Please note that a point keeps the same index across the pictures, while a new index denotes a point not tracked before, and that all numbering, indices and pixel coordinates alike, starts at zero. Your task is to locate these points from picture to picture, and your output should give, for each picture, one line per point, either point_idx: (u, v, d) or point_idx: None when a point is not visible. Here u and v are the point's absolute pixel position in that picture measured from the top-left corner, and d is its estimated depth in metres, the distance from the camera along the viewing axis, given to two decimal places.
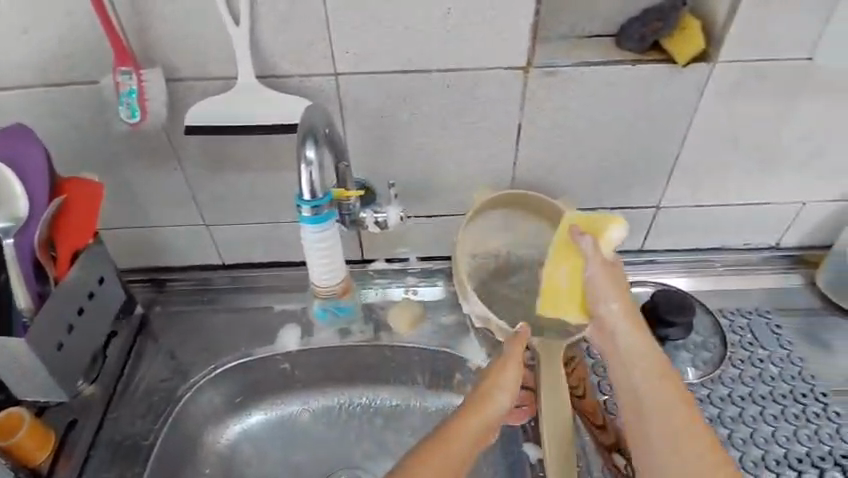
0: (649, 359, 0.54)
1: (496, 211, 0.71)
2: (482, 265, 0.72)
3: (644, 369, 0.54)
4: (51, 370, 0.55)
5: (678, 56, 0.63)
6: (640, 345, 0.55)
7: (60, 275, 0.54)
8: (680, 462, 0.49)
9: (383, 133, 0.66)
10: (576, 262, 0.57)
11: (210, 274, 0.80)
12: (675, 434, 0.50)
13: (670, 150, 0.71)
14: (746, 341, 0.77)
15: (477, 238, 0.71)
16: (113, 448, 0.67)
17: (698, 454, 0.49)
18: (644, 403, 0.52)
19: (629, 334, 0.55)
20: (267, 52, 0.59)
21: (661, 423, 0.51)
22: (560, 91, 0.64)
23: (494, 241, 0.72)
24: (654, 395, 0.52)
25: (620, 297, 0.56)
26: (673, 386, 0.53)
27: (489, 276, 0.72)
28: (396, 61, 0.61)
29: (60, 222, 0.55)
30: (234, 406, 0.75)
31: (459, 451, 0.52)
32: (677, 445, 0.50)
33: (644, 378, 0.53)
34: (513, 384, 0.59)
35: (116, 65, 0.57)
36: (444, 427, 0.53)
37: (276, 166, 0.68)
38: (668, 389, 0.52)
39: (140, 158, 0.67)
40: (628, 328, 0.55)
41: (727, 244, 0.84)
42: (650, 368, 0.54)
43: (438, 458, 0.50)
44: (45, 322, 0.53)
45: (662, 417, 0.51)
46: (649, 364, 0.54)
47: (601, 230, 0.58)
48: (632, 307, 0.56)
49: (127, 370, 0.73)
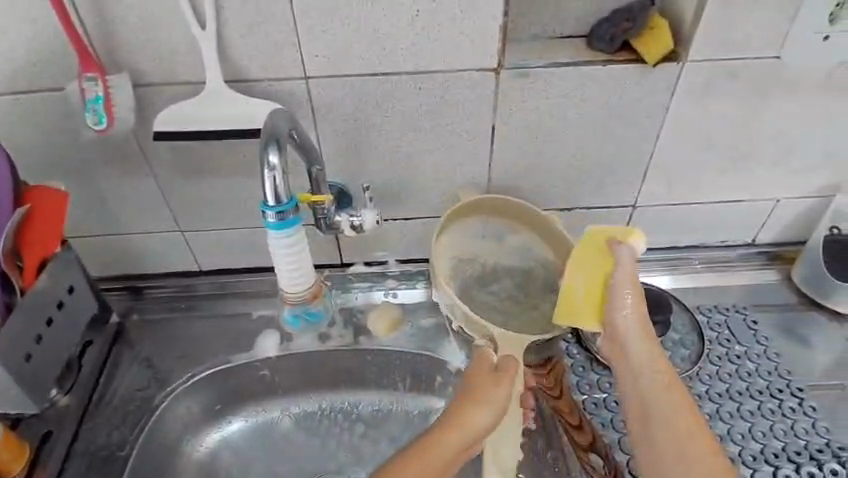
0: (657, 364, 0.54)
1: (475, 219, 0.71)
2: (465, 272, 0.70)
3: (653, 374, 0.53)
4: (19, 381, 0.54)
5: (647, 56, 0.63)
6: (650, 352, 0.54)
7: (27, 285, 0.54)
8: (688, 467, 0.49)
9: (357, 136, 0.66)
10: (597, 269, 0.56)
11: (193, 280, 0.80)
12: (683, 435, 0.50)
13: (645, 150, 0.71)
14: (724, 338, 0.78)
15: (458, 243, 0.70)
16: (88, 460, 0.66)
17: (704, 456, 0.49)
18: (654, 408, 0.52)
19: (641, 341, 0.54)
20: (236, 56, 0.59)
21: (669, 424, 0.50)
22: (532, 92, 0.64)
23: (474, 248, 0.71)
24: (663, 400, 0.52)
25: (638, 305, 0.55)
26: (681, 391, 0.52)
27: (473, 282, 0.70)
28: (367, 64, 0.61)
29: (28, 231, 0.54)
30: (214, 414, 0.74)
31: (433, 467, 0.52)
32: (684, 446, 0.49)
33: (653, 384, 0.52)
34: (500, 397, 0.57)
35: (81, 71, 0.56)
36: (421, 441, 0.54)
37: (251, 171, 0.68)
38: (676, 393, 0.52)
39: (111, 165, 0.66)
40: (639, 333, 0.54)
41: (704, 241, 0.84)
42: (660, 373, 0.53)
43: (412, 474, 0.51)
44: (13, 333, 0.52)
45: (672, 422, 0.50)
46: (658, 369, 0.53)
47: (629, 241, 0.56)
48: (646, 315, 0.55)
49: (103, 379, 0.72)
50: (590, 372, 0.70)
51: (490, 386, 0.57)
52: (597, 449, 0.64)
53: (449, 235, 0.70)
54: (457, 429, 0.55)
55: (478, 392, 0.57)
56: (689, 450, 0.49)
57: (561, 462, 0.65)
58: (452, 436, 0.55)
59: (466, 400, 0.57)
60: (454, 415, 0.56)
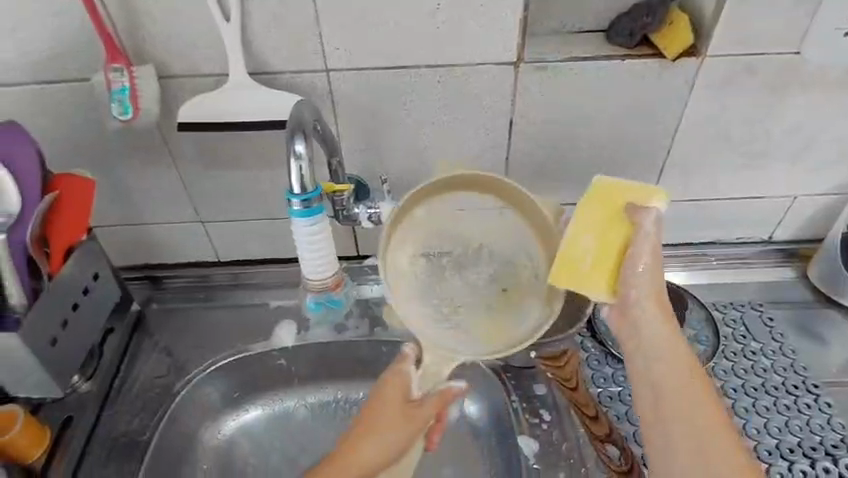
0: (677, 350, 0.49)
1: (470, 193, 0.58)
2: (437, 256, 0.60)
3: (671, 361, 0.48)
4: (44, 364, 0.55)
5: (667, 50, 0.64)
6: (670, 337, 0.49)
7: (54, 271, 0.54)
8: (704, 461, 0.44)
9: (376, 130, 0.67)
10: (614, 235, 0.48)
11: (209, 271, 0.81)
12: (698, 427, 0.46)
13: (663, 144, 0.71)
14: (739, 334, 0.78)
15: (437, 216, 0.59)
16: (109, 446, 0.67)
17: (721, 450, 0.45)
18: (670, 398, 0.47)
19: (659, 323, 0.49)
20: (259, 48, 0.60)
21: (682, 412, 0.46)
22: (551, 86, 0.64)
23: (457, 228, 0.60)
24: (681, 390, 0.47)
25: (654, 284, 0.49)
26: (702, 382, 0.48)
27: (447, 264, 0.60)
28: (387, 57, 0.61)
29: (54, 217, 0.55)
30: (232, 401, 0.75)
31: None
32: (700, 439, 0.45)
33: (670, 371, 0.48)
34: (397, 429, 0.57)
35: (108, 62, 0.57)
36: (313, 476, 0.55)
37: (271, 163, 0.69)
38: (696, 383, 0.47)
39: (135, 155, 0.67)
40: (652, 314, 0.49)
41: (720, 238, 0.84)
42: (680, 360, 0.48)
43: None
44: (40, 317, 0.53)
45: (690, 415, 0.46)
46: (673, 354, 0.49)
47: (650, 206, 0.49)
48: (663, 296, 0.50)
49: (123, 367, 0.73)
50: (605, 366, 0.70)
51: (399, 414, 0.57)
52: (614, 440, 0.65)
53: (426, 206, 0.59)
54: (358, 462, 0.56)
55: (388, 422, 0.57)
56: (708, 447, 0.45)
57: (575, 452, 0.65)
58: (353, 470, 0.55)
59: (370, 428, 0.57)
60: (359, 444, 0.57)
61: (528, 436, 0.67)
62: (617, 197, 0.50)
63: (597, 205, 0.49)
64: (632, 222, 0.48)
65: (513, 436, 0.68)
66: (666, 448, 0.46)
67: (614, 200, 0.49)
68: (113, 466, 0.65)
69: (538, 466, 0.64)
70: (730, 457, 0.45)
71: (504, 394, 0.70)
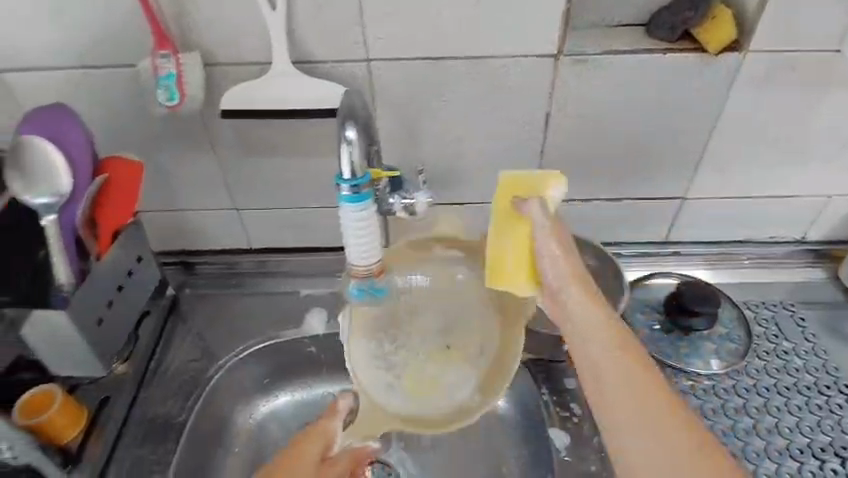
0: (606, 331, 0.49)
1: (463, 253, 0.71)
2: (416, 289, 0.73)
3: (599, 342, 0.48)
4: (91, 344, 0.56)
5: (709, 44, 0.63)
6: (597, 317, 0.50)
7: (102, 252, 0.56)
8: (656, 443, 0.43)
9: (413, 121, 0.67)
10: (521, 232, 0.54)
11: (237, 257, 0.82)
12: (644, 409, 0.44)
13: (699, 140, 0.71)
14: (771, 333, 0.77)
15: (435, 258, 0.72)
16: (145, 426, 0.68)
17: (671, 429, 0.43)
18: (610, 385, 0.46)
19: (585, 307, 0.50)
20: (302, 37, 0.60)
21: (625, 396, 0.45)
22: (591, 80, 0.64)
23: (443, 274, 0.73)
24: (618, 373, 0.47)
25: (565, 263, 0.52)
26: (635, 358, 0.47)
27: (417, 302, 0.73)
28: (428, 48, 0.61)
29: (104, 201, 0.56)
30: (263, 387, 0.77)
31: None
32: (647, 421, 0.44)
33: (602, 353, 0.48)
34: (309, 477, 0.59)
35: (155, 49, 0.58)
36: None
37: (309, 152, 0.70)
38: (627, 360, 0.47)
39: (176, 142, 0.68)
40: (577, 296, 0.51)
41: (752, 236, 0.83)
42: (608, 341, 0.48)
43: None
44: (87, 297, 0.54)
45: (631, 395, 0.45)
46: (606, 334, 0.49)
47: (543, 191, 0.54)
48: (580, 275, 0.52)
49: (159, 349, 0.74)
50: None
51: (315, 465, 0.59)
52: None
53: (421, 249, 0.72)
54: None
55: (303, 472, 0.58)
56: (651, 424, 0.44)
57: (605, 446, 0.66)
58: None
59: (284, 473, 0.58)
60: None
61: (559, 430, 0.67)
62: (504, 195, 0.55)
63: (499, 201, 0.55)
64: (521, 213, 0.54)
65: (545, 431, 0.69)
66: (620, 438, 0.45)
67: (503, 198, 0.55)
68: (149, 446, 0.67)
69: (569, 458, 0.65)
70: (681, 429, 0.43)
71: (534, 387, 0.71)
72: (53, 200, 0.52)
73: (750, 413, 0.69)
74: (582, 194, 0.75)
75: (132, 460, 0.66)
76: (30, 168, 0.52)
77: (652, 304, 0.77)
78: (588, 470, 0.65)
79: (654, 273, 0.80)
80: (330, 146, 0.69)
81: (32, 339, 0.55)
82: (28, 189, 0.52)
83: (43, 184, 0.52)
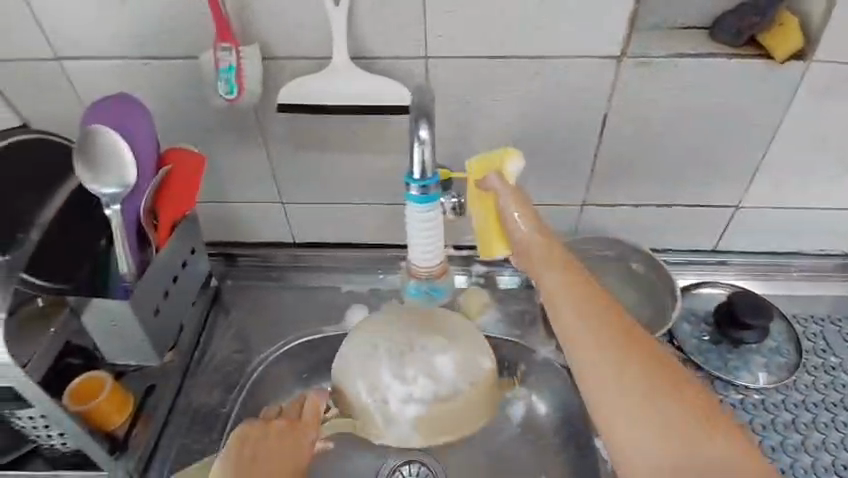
0: (599, 314, 0.47)
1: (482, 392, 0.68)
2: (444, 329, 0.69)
3: (591, 327, 0.47)
4: (148, 334, 0.58)
5: (776, 51, 0.61)
6: (589, 301, 0.49)
7: (160, 243, 0.57)
8: (650, 441, 0.41)
9: (466, 120, 0.66)
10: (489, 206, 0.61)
11: (273, 251, 0.82)
12: (633, 401, 0.42)
13: (758, 148, 0.68)
14: (819, 348, 0.75)
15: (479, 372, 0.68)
16: (190, 415, 0.69)
17: (661, 422, 0.41)
18: (605, 375, 0.44)
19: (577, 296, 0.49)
20: (361, 33, 0.60)
21: (613, 387, 0.43)
22: (652, 83, 0.63)
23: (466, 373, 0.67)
24: (615, 362, 0.44)
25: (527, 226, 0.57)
26: (629, 341, 0.45)
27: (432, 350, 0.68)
28: (488, 47, 0.61)
29: (165, 191, 0.57)
30: (301, 381, 0.77)
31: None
32: (637, 415, 0.42)
33: (595, 338, 0.46)
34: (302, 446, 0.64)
35: (217, 42, 0.58)
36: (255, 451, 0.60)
37: (359, 149, 0.69)
38: (619, 342, 0.45)
39: (229, 133, 0.68)
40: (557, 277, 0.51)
41: (802, 248, 0.80)
42: (603, 327, 0.46)
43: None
44: (147, 286, 0.56)
45: (631, 387, 0.43)
46: (592, 318, 0.47)
47: (499, 165, 0.60)
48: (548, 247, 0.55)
49: (202, 340, 0.75)
50: None
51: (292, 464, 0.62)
52: None
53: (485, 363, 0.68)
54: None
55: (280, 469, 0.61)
56: (647, 412, 0.42)
57: None
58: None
59: (264, 463, 0.59)
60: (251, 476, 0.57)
61: None
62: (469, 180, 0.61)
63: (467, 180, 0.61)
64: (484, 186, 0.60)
65: None
66: (612, 431, 0.43)
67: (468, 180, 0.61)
68: (194, 436, 0.68)
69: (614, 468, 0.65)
70: (677, 423, 0.41)
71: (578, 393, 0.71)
72: (120, 191, 0.54)
73: (798, 429, 0.67)
74: (632, 198, 0.74)
75: (179, 448, 0.66)
76: (99, 158, 0.53)
77: (699, 315, 0.76)
78: None
79: (701, 283, 0.78)
80: (379, 143, 0.69)
81: (91, 322, 0.56)
82: (97, 178, 0.53)
83: (110, 175, 0.53)
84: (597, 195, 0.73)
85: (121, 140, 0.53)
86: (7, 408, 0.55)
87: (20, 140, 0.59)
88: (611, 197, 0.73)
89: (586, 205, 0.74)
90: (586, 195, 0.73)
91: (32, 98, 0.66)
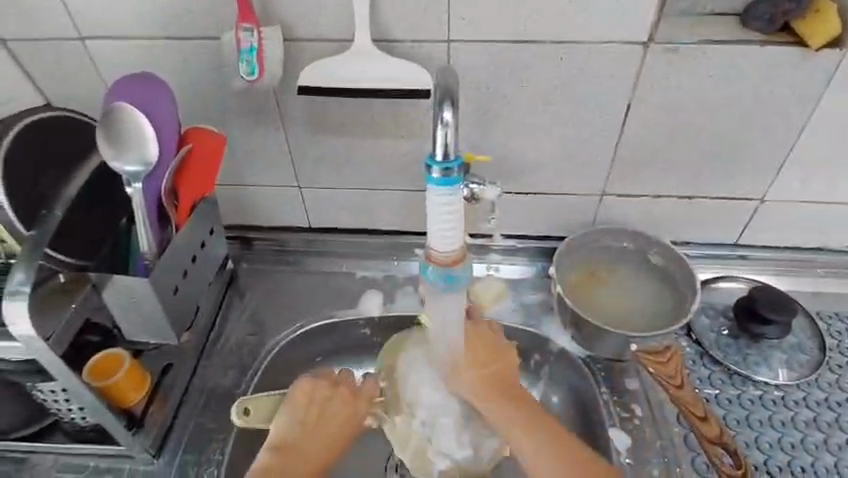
0: (496, 372, 0.65)
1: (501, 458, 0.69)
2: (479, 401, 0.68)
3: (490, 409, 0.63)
4: (165, 310, 0.59)
5: (810, 39, 0.59)
6: (490, 371, 0.64)
7: (181, 222, 0.59)
8: None
9: (486, 106, 0.65)
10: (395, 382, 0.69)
11: (287, 236, 0.82)
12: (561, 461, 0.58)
13: (786, 139, 0.66)
14: (844, 346, 0.73)
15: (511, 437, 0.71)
16: (205, 395, 0.70)
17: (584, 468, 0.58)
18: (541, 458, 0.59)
19: (479, 374, 0.64)
20: (384, 16, 0.59)
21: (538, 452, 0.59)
22: (678, 71, 0.61)
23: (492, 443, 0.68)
24: (511, 415, 0.62)
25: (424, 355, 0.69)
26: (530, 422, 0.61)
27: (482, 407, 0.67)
28: (511, 30, 0.59)
29: (186, 171, 0.58)
30: (315, 364, 0.78)
31: (300, 461, 0.61)
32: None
33: (490, 405, 0.63)
34: (353, 413, 0.67)
35: (238, 22, 0.58)
36: (320, 408, 0.64)
37: (377, 134, 0.69)
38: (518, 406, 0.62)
39: (247, 117, 0.68)
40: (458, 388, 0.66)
41: (830, 244, 0.77)
42: (494, 395, 0.63)
43: (313, 438, 0.63)
44: (168, 265, 0.57)
45: (524, 438, 0.60)
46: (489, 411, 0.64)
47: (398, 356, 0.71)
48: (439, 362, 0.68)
49: (218, 321, 0.75)
50: (701, 367, 0.70)
51: (350, 427, 0.66)
52: (725, 444, 0.61)
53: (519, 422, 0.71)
54: (314, 449, 0.63)
55: (340, 428, 0.65)
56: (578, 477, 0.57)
57: (669, 451, 0.64)
58: (316, 451, 0.63)
59: (328, 418, 0.65)
60: (314, 430, 0.63)
61: (620, 431, 0.66)
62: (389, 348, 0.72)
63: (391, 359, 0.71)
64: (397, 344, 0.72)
65: (604, 430, 0.67)
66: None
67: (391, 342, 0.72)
68: (210, 414, 0.68)
69: (630, 461, 0.64)
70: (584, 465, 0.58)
71: (594, 384, 0.70)
72: (142, 169, 0.54)
73: (820, 427, 0.66)
74: (654, 190, 0.72)
75: (194, 427, 0.67)
76: (121, 135, 0.53)
77: (718, 309, 0.75)
78: (648, 472, 0.63)
79: (720, 277, 0.77)
80: (398, 128, 0.68)
81: (109, 300, 0.57)
82: (119, 154, 0.53)
83: (132, 153, 0.53)
84: (617, 185, 0.72)
85: (142, 117, 0.53)
86: (31, 382, 0.56)
87: (18, 128, 0.56)
88: (632, 188, 0.72)
89: (606, 195, 0.73)
90: (606, 185, 0.72)
91: (56, 78, 0.67)
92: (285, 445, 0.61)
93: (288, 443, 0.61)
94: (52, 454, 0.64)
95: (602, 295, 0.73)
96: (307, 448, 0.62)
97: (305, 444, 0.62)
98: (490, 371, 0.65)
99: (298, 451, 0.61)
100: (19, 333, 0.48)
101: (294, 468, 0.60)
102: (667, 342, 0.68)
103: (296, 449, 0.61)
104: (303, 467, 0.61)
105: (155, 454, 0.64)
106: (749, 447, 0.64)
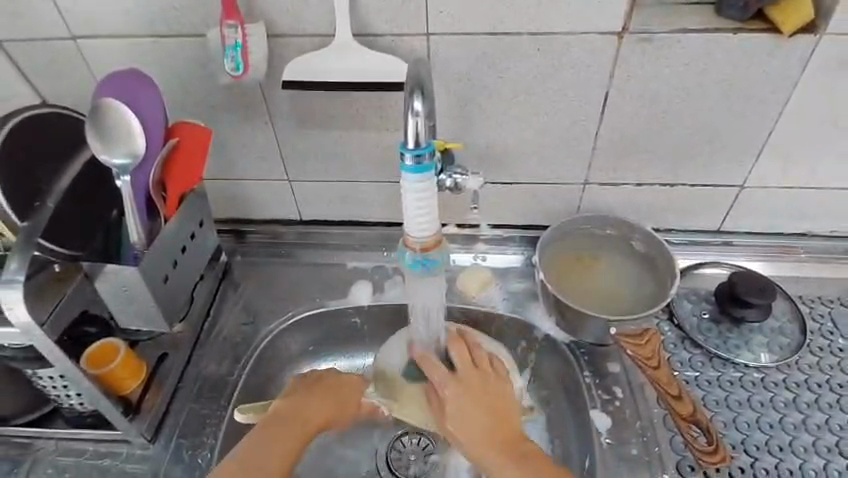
0: (493, 420, 0.62)
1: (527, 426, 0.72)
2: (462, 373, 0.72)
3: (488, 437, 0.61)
4: (157, 300, 0.61)
5: (783, 25, 0.60)
6: (478, 404, 0.63)
7: (170, 214, 0.61)
8: None
9: (467, 98, 0.67)
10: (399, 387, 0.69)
11: (281, 228, 0.84)
12: None
13: (764, 125, 0.68)
14: (826, 329, 0.74)
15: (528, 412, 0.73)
16: (200, 383, 0.72)
17: None
18: None
19: (470, 418, 0.62)
20: (364, 10, 0.61)
21: None
22: (652, 60, 0.63)
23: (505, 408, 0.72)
24: (510, 468, 0.58)
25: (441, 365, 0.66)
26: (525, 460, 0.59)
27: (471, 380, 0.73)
28: (488, 23, 0.61)
29: (173, 164, 0.61)
30: (307, 353, 0.80)
31: (287, 421, 0.64)
32: None
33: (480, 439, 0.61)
34: (349, 391, 0.69)
35: (223, 19, 0.59)
36: (324, 377, 0.70)
37: (361, 127, 0.71)
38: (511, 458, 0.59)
39: (237, 113, 0.70)
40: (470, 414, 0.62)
41: (813, 230, 0.78)
42: (489, 445, 0.60)
43: (312, 399, 0.67)
44: (156, 255, 0.59)
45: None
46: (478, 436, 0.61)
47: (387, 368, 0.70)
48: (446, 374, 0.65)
49: (212, 311, 0.78)
50: (682, 350, 0.72)
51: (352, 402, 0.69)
52: (697, 420, 0.63)
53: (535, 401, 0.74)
54: (312, 413, 0.66)
55: (340, 401, 0.68)
56: None
57: (649, 431, 0.66)
58: (320, 410, 0.67)
59: (329, 388, 0.69)
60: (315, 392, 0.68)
61: (601, 414, 0.68)
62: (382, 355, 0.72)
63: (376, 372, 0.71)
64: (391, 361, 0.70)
65: (589, 414, 0.69)
66: None
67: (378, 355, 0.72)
68: (204, 401, 0.70)
69: (610, 441, 0.66)
70: None
71: (576, 369, 0.72)
72: (129, 163, 0.56)
73: (799, 408, 0.67)
74: (636, 178, 0.74)
75: (188, 414, 0.69)
76: (109, 130, 0.55)
77: (701, 295, 0.76)
78: (629, 453, 0.65)
79: (704, 263, 0.78)
80: (383, 122, 0.70)
81: (103, 291, 0.60)
82: (106, 149, 0.55)
83: (120, 146, 0.56)
84: (599, 174, 0.73)
85: (131, 113, 0.56)
86: (31, 368, 0.58)
87: (8, 129, 0.58)
88: (614, 177, 0.73)
89: (589, 185, 0.75)
90: (589, 174, 0.73)
91: (51, 76, 0.69)
92: (292, 396, 0.67)
93: (292, 395, 0.67)
94: (54, 438, 0.67)
95: (589, 280, 0.75)
96: (304, 407, 0.66)
97: (304, 403, 0.66)
98: (482, 404, 0.63)
99: (304, 405, 0.66)
100: (19, 319, 0.51)
101: (295, 419, 0.65)
102: (647, 326, 0.70)
103: (296, 401, 0.66)
104: (297, 421, 0.65)
105: (150, 439, 0.66)
106: (727, 427, 0.65)
